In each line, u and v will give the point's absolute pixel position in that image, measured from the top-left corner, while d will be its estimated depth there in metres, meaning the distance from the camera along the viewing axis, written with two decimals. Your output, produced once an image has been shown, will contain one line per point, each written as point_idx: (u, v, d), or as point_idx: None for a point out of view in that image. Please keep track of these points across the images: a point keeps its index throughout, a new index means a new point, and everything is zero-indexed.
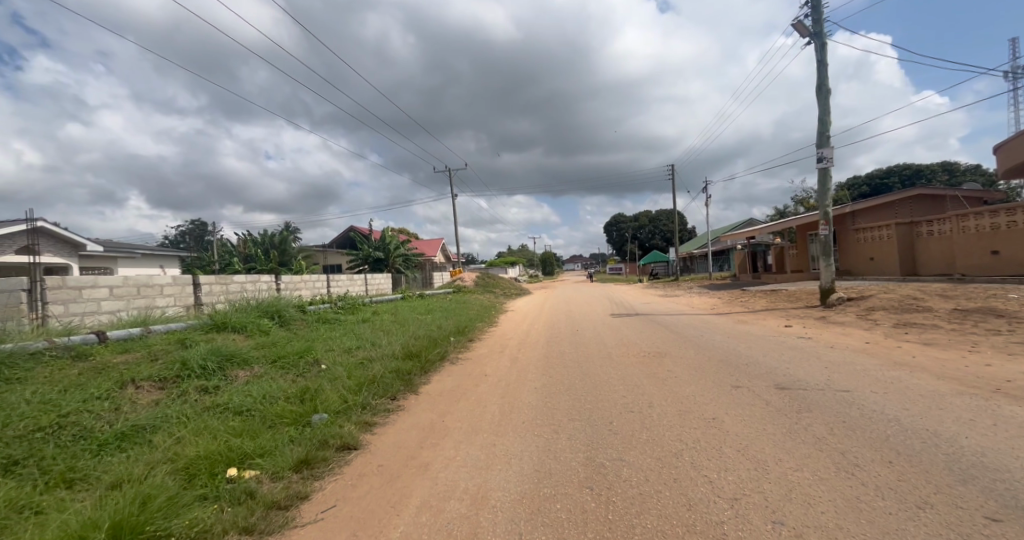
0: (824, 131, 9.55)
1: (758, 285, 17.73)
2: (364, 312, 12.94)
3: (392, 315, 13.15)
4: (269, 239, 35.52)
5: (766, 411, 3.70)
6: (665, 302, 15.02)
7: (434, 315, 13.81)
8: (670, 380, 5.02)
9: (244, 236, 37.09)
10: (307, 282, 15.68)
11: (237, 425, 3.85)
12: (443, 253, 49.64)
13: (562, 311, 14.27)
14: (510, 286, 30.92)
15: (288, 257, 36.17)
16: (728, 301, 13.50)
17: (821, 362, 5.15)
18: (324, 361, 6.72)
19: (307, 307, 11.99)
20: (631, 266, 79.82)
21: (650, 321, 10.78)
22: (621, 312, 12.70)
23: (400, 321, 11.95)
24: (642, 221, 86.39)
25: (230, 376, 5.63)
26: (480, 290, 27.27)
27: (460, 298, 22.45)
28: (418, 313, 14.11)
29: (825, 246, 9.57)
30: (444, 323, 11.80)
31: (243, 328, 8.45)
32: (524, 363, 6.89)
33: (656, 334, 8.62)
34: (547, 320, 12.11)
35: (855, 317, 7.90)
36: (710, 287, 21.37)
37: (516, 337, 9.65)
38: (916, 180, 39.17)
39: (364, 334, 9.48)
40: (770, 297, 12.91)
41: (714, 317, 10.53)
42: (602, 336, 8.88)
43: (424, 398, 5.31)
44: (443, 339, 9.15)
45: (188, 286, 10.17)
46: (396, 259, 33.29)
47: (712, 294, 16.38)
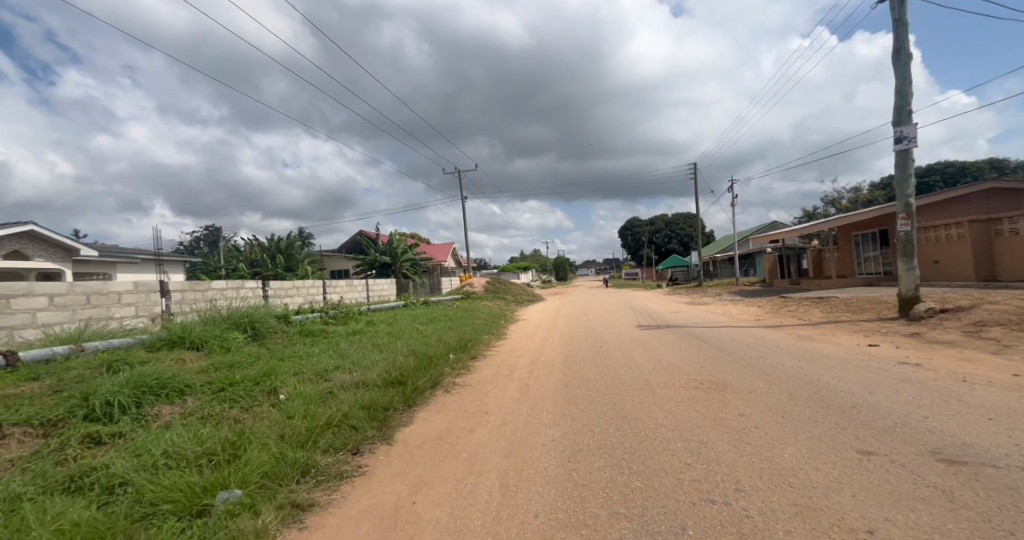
0: (903, 105, 7.93)
1: (799, 292, 15.90)
2: (357, 323, 11.54)
3: (388, 327, 11.69)
4: (275, 244, 34.65)
5: (963, 517, 2.12)
6: (695, 312, 13.31)
7: (435, 327, 12.32)
8: (750, 434, 3.44)
9: (251, 241, 36.37)
10: (300, 289, 14.39)
11: (78, 519, 2.35)
12: (455, 258, 48.51)
13: (579, 321, 12.71)
14: (522, 292, 29.37)
15: (294, 262, 35.27)
16: (773, 310, 11.82)
17: (971, 406, 3.56)
18: (282, 391, 5.25)
19: (291, 317, 10.60)
20: (648, 272, 77.63)
21: (684, 336, 9.15)
22: (647, 324, 11.08)
23: (394, 335, 10.47)
24: (658, 225, 84.13)
25: (147, 415, 4.16)
26: (490, 297, 25.80)
27: (469, 305, 21.03)
28: (418, 324, 12.65)
29: (905, 245, 7.94)
30: (444, 337, 10.29)
31: (203, 346, 7.10)
32: (535, 396, 5.33)
33: (698, 354, 7.02)
34: (563, 334, 10.51)
35: (962, 334, 6.24)
36: (742, 294, 19.47)
37: (526, 356, 8.08)
38: (960, 179, 36.66)
39: (348, 352, 8.04)
40: (824, 306, 11.21)
41: (762, 330, 8.87)
42: (631, 356, 7.29)
43: (397, 455, 3.82)
44: (439, 360, 7.65)
45: (152, 293, 8.88)
46: (405, 262, 32.03)
47: (748, 302, 14.63)
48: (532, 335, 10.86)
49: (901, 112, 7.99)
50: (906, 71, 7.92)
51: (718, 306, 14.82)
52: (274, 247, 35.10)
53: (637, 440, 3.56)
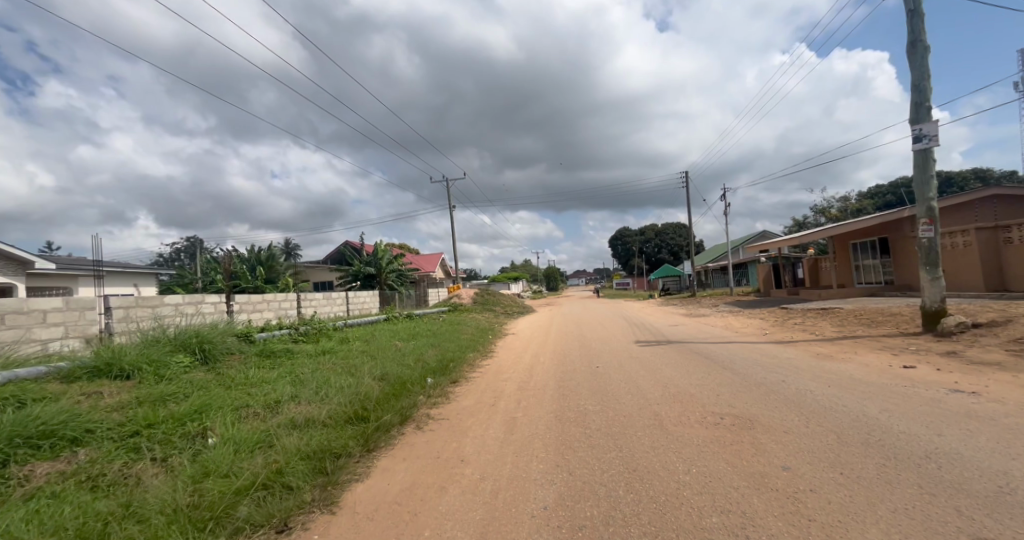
0: (921, 101, 7.29)
1: (800, 303, 15.21)
2: (328, 341, 10.53)
3: (362, 345, 10.65)
4: (255, 255, 33.42)
5: None
6: (694, 325, 12.49)
7: (415, 344, 11.30)
8: (810, 504, 2.55)
9: (231, 253, 35.13)
10: (271, 303, 13.34)
11: None
12: (443, 269, 47.56)
13: (572, 337, 11.82)
14: (512, 304, 28.47)
15: (275, 274, 34.04)
16: (777, 324, 11.09)
17: None
18: (213, 433, 4.28)
19: (253, 336, 9.55)
20: (639, 282, 77.36)
21: (687, 354, 8.33)
22: (646, 340, 10.23)
23: (367, 355, 9.45)
24: (648, 235, 84.04)
25: (10, 480, 3.16)
26: (479, 309, 24.85)
27: (456, 318, 20.10)
28: (397, 341, 11.64)
29: (927, 254, 7.25)
30: (423, 357, 9.32)
31: (135, 374, 6.08)
32: (523, 436, 4.41)
33: (708, 378, 6.16)
34: (554, 352, 9.60)
35: (1006, 354, 5.49)
36: (738, 305, 18.83)
37: (513, 380, 7.16)
38: (946, 189, 36.90)
39: (310, 377, 7.04)
40: (831, 319, 10.51)
41: (773, 347, 8.07)
42: (632, 380, 6.40)
43: (338, 531, 2.86)
44: (413, 386, 6.69)
45: (87, 311, 7.82)
46: (389, 276, 31.13)
47: (748, 314, 13.90)
48: (521, 354, 9.92)
49: (919, 108, 7.33)
50: (923, 64, 7.30)
51: (718, 318, 14.06)
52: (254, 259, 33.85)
53: (657, 511, 2.67)
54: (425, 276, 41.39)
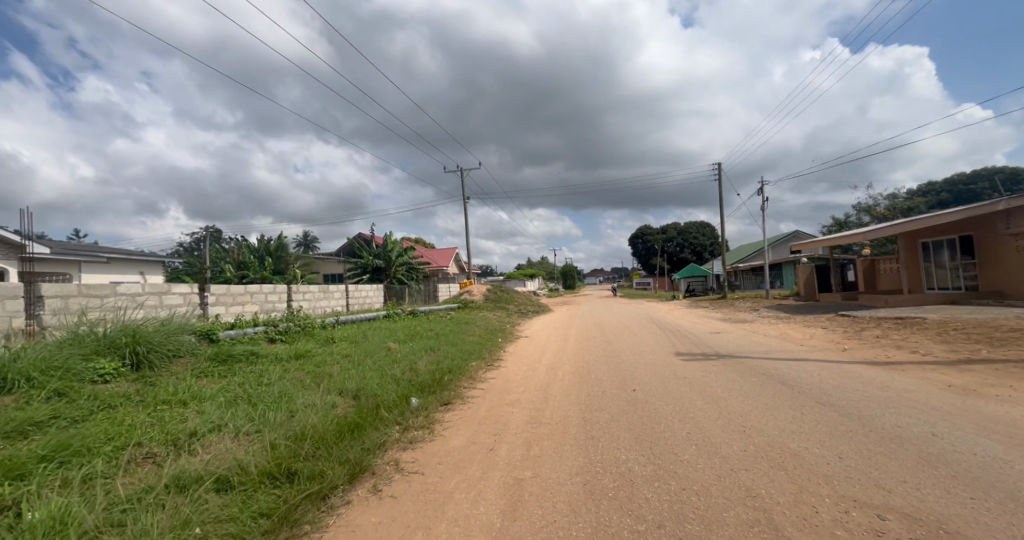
0: None
1: (862, 310, 13.15)
2: (309, 343, 9.00)
3: (346, 349, 9.07)
4: (264, 245, 32.49)
5: None
6: (741, 334, 10.57)
7: (408, 349, 9.66)
8: None
9: (241, 242, 34.42)
10: (256, 295, 11.87)
11: None
12: (458, 264, 46.26)
13: (593, 345, 10.01)
14: (527, 302, 26.79)
15: (284, 264, 33.04)
16: (848, 336, 9.13)
17: None
18: (33, 504, 2.61)
19: (215, 334, 7.99)
20: (659, 282, 74.70)
21: (746, 372, 6.49)
22: (687, 350, 8.36)
23: (348, 362, 7.83)
24: (671, 234, 81.16)
25: None
26: (491, 307, 23.21)
27: (465, 316, 18.56)
28: (389, 345, 10.04)
29: None
30: (413, 367, 7.70)
31: (17, 387, 4.48)
32: (537, 528, 2.66)
33: (797, 413, 4.33)
34: (574, 364, 7.83)
35: None
36: (782, 310, 16.76)
37: (522, 407, 5.41)
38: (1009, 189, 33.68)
39: (262, 392, 5.43)
40: (920, 333, 8.52)
41: (863, 370, 6.17)
42: (686, 411, 4.61)
43: None
44: (388, 412, 5.03)
45: (7, 300, 6.26)
46: (399, 269, 30.02)
47: (803, 322, 11.89)
48: (532, 365, 8.18)
49: None
50: None
51: (766, 326, 12.09)
52: (263, 249, 32.89)
53: None
54: (437, 271, 40.01)
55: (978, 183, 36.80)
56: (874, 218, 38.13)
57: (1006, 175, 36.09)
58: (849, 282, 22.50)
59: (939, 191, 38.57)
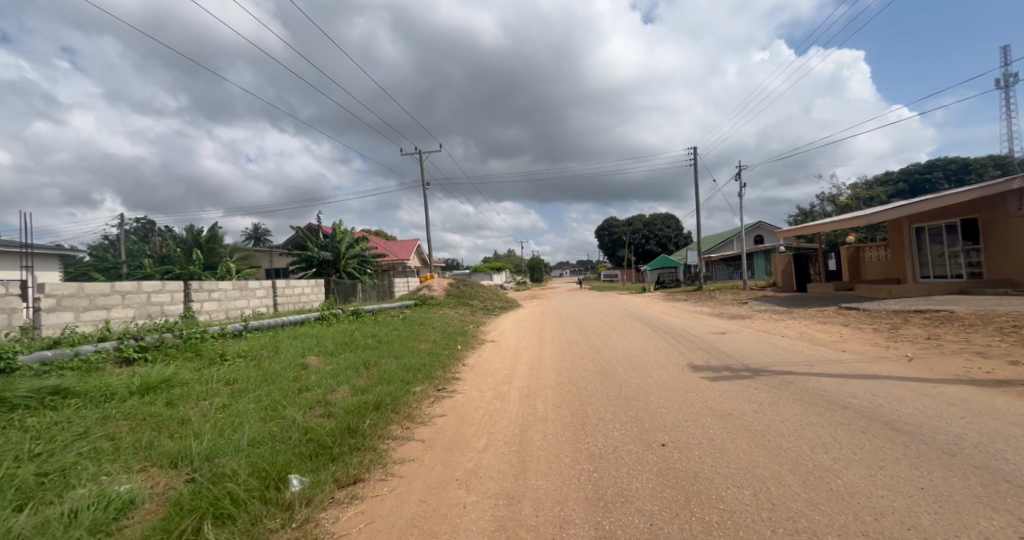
0: None
1: (869, 303, 11.74)
2: (176, 365, 6.26)
3: (237, 371, 6.43)
4: (192, 236, 28.50)
5: None
6: (751, 335, 8.77)
7: (331, 371, 7.15)
8: None
9: (166, 234, 30.26)
10: (129, 298, 8.89)
11: None
12: (420, 257, 43.27)
13: (576, 355, 7.86)
14: (494, 297, 24.47)
15: (216, 258, 29.13)
16: (888, 338, 7.38)
17: None
18: None
19: (9, 359, 5.13)
20: (627, 274, 74.12)
21: (807, 396, 4.50)
22: (702, 365, 6.34)
23: (223, 399, 5.22)
24: (637, 225, 80.94)
25: None
26: (452, 304, 20.75)
27: (422, 316, 16.05)
28: (307, 363, 7.48)
29: None
30: (325, 406, 5.24)
31: None
32: None
33: (1004, 514, 2.25)
34: (557, 391, 5.62)
35: None
36: (774, 303, 15.30)
37: (483, 498, 3.05)
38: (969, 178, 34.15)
39: None
40: (979, 333, 6.85)
41: (972, 393, 4.28)
42: (786, 516, 2.45)
43: None
44: (215, 530, 2.58)
45: None
46: (349, 262, 27.04)
47: (812, 319, 10.30)
48: (497, 393, 5.89)
49: None
50: None
51: (772, 324, 10.36)
52: (191, 241, 28.87)
53: None
54: (396, 264, 36.98)
55: (934, 172, 37.64)
56: (838, 207, 38.41)
57: (959, 164, 37.05)
58: (829, 271, 21.63)
59: (896, 180, 39.46)
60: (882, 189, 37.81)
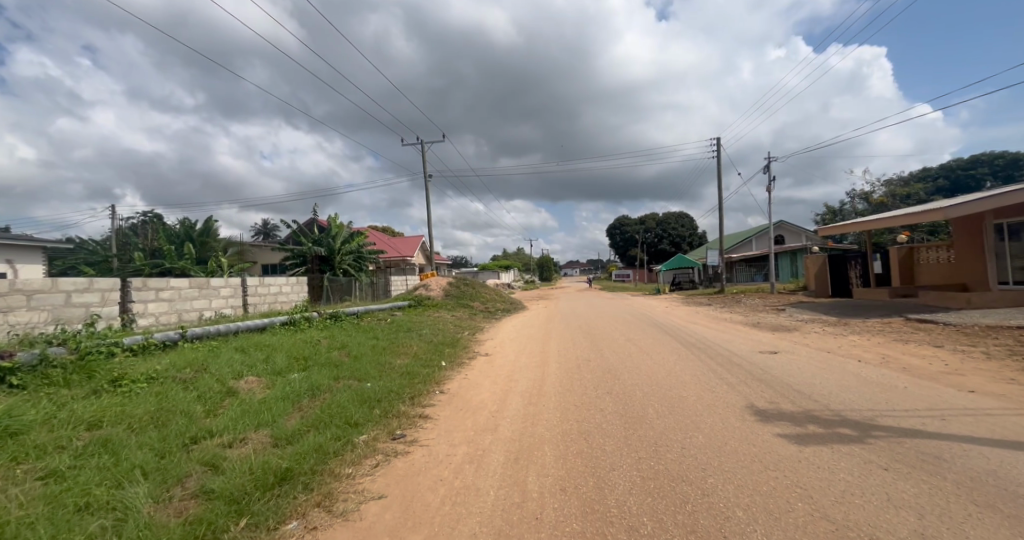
0: None
1: (945, 315, 9.74)
2: (32, 399, 4.46)
3: (122, 405, 4.63)
4: (183, 228, 27.12)
5: None
6: (815, 358, 6.83)
7: (260, 401, 5.35)
8: None
9: (158, 226, 28.90)
10: (37, 299, 7.18)
11: None
12: (425, 255, 41.61)
13: (585, 386, 5.97)
14: (498, 299, 22.68)
15: (209, 252, 27.70)
16: (1015, 368, 5.44)
17: None
18: None
19: None
20: (640, 274, 71.79)
21: (993, 498, 2.58)
22: (767, 410, 4.42)
23: (56, 462, 3.40)
24: (650, 223, 78.51)
25: None
26: (451, 306, 19.06)
27: (413, 320, 14.32)
28: (235, 390, 5.69)
29: None
30: (211, 474, 3.41)
31: None
32: None
33: None
34: (561, 457, 3.73)
35: None
36: (819, 311, 13.27)
37: None
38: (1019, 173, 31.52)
39: None
40: None
41: None
42: None
43: None
44: None
45: None
46: (344, 259, 25.76)
47: (884, 336, 8.30)
48: (473, 454, 4.02)
49: None
50: None
51: (832, 340, 8.40)
52: (184, 234, 27.61)
53: None
54: (399, 261, 35.39)
55: (979, 167, 36.74)
56: (871, 205, 37.12)
57: (1008, 159, 36.01)
58: (873, 274, 19.43)
59: (936, 176, 38.21)
60: (918, 186, 35.88)
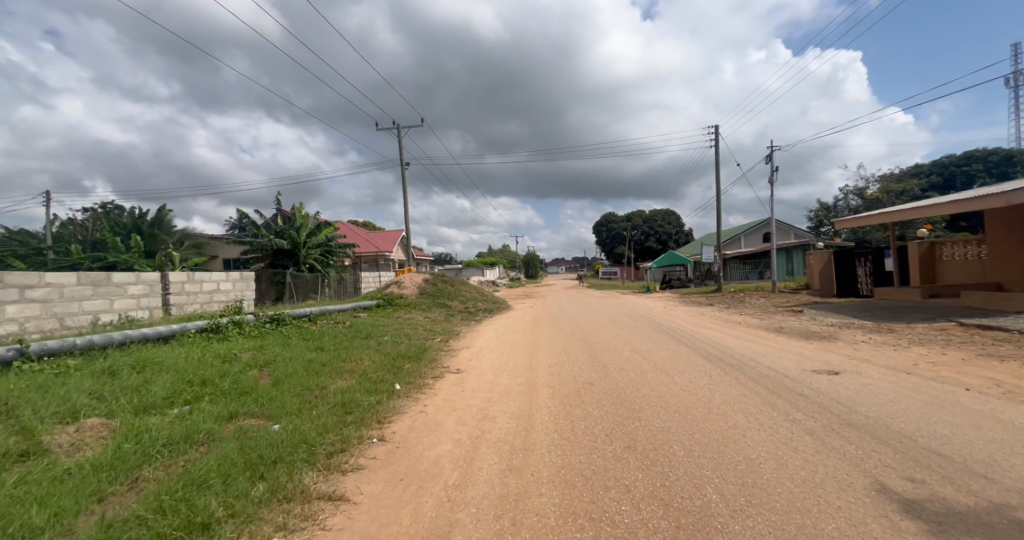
0: None
1: (1013, 321, 8.15)
2: None
3: None
4: (130, 219, 24.33)
5: None
6: (903, 385, 5.02)
7: (63, 471, 3.18)
8: None
9: (101, 215, 25.89)
10: None
11: None
12: (403, 250, 39.20)
13: (593, 438, 3.99)
14: (480, 298, 20.69)
15: (158, 245, 24.94)
16: None
17: None
18: None
19: None
20: (627, 272, 70.56)
21: None
22: (929, 508, 2.48)
23: None
24: (637, 221, 77.36)
25: None
26: (425, 306, 17.04)
27: (378, 326, 12.22)
28: (39, 448, 3.52)
29: None
30: None
31: None
32: None
33: None
34: None
35: None
36: (846, 315, 11.66)
37: None
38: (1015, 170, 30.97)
39: None
40: None
41: None
42: None
43: None
44: None
45: None
46: (310, 253, 23.65)
47: (961, 350, 6.58)
48: None
49: None
50: None
51: (898, 355, 6.65)
52: (130, 225, 24.75)
53: None
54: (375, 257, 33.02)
55: (972, 164, 37.06)
56: (865, 200, 36.44)
57: (1001, 156, 36.16)
58: (885, 272, 18.10)
59: (930, 172, 38.65)
60: (913, 182, 35.34)
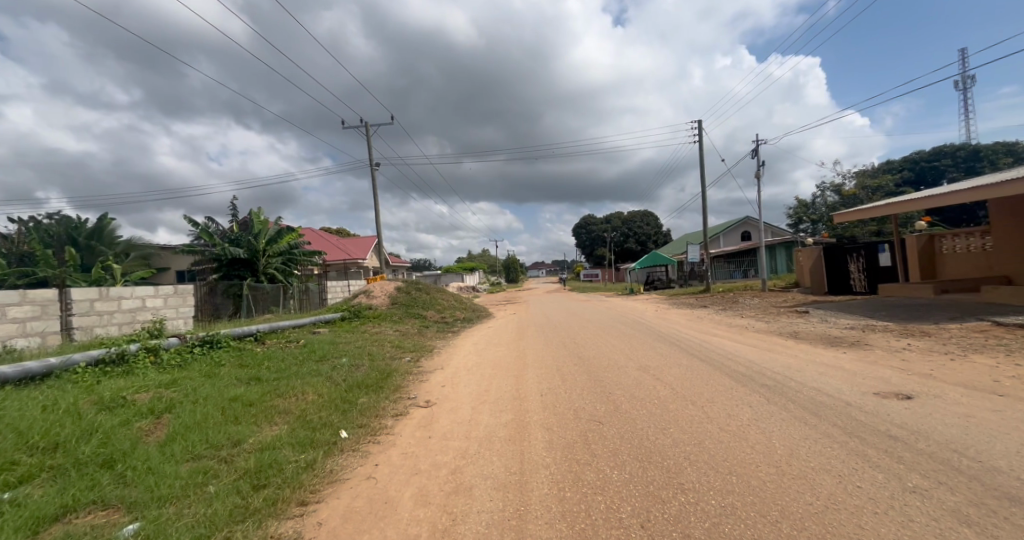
0: None
1: None
2: None
3: None
4: (62, 230, 21.90)
5: None
6: (1009, 414, 3.82)
7: None
8: None
9: (29, 226, 23.22)
10: None
11: None
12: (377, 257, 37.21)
13: (627, 535, 2.55)
14: (458, 306, 19.17)
15: (95, 258, 22.48)
16: None
17: None
18: None
19: None
20: (608, 274, 69.94)
21: None
22: None
23: None
24: (616, 223, 77.08)
25: None
26: (397, 317, 15.41)
27: (337, 345, 10.59)
28: None
29: None
30: None
31: None
32: None
33: None
34: None
35: None
36: (857, 315, 10.68)
37: None
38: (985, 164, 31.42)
39: None
40: None
41: None
42: None
43: None
44: None
45: None
46: (271, 262, 21.72)
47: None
48: None
49: None
50: None
51: (959, 367, 5.53)
52: (64, 235, 22.19)
53: None
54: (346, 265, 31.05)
55: (941, 160, 37.67)
56: (842, 197, 36.56)
57: (968, 151, 36.85)
58: (879, 268, 17.44)
59: (901, 169, 39.18)
60: (887, 177, 35.63)
